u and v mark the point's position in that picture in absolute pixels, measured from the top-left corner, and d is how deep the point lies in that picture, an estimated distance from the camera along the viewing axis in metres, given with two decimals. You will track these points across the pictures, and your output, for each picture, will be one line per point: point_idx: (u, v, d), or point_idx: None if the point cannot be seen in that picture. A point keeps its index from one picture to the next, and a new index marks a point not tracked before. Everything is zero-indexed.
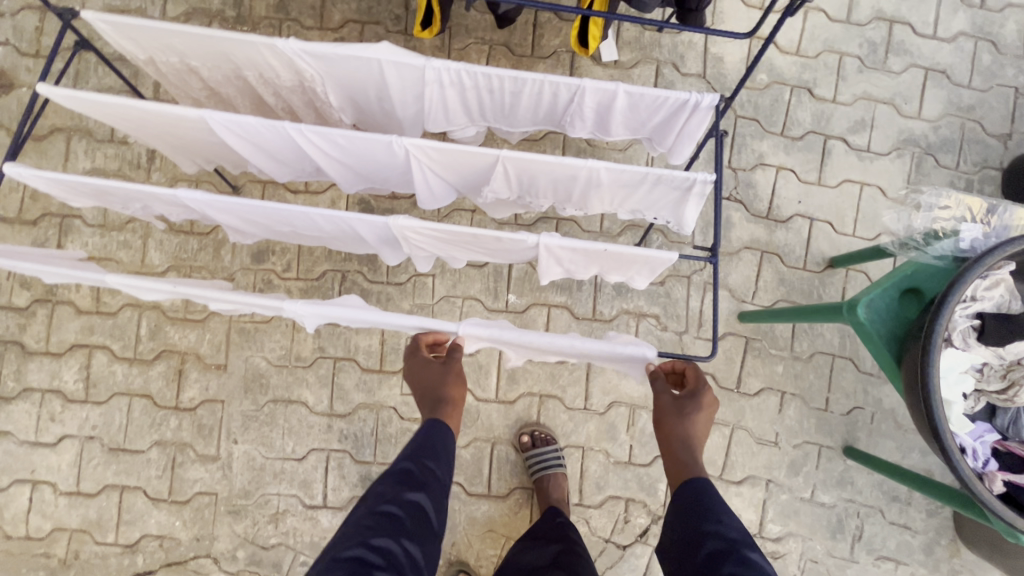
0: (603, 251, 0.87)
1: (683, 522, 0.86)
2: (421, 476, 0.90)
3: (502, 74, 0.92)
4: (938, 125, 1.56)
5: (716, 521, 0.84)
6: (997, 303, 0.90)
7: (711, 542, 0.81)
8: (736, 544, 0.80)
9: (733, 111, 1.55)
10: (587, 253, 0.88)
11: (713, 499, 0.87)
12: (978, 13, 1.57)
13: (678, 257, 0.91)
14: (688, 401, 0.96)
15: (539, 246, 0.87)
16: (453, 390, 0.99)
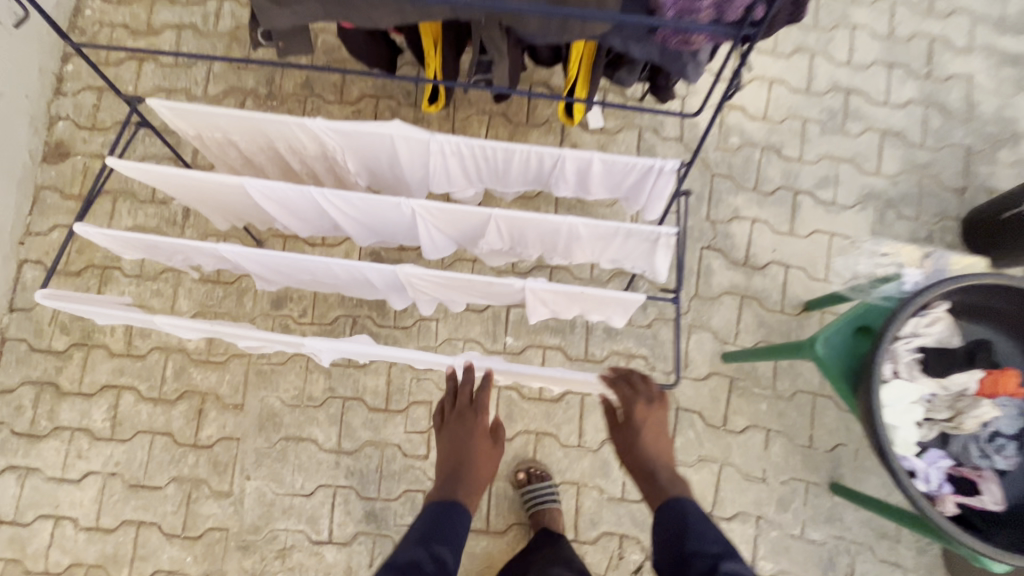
0: (581, 294, 0.99)
1: (673, 537, 0.97)
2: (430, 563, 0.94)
3: (495, 146, 1.08)
4: (897, 181, 1.71)
5: (696, 543, 0.95)
6: (938, 339, 1.01)
7: (696, 561, 0.93)
8: (719, 561, 0.92)
9: (709, 170, 1.72)
10: (568, 295, 1.00)
11: (698, 518, 0.98)
12: (926, 83, 1.76)
13: (647, 297, 1.02)
14: (629, 432, 1.07)
15: (525, 290, 0.99)
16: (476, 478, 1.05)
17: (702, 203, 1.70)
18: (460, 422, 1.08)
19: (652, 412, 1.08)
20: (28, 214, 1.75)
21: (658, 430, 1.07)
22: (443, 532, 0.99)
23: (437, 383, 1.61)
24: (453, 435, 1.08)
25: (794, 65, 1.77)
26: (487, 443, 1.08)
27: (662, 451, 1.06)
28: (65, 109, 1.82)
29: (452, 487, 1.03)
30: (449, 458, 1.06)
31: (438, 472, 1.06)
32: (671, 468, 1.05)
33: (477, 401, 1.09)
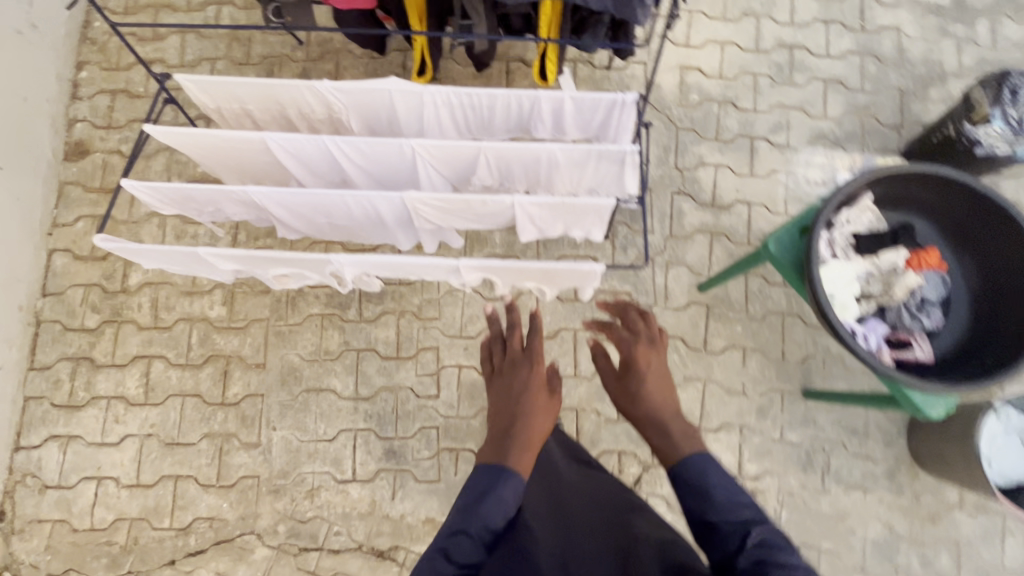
0: (561, 205, 1.16)
1: (699, 497, 0.96)
2: (478, 509, 0.97)
3: (480, 93, 1.26)
4: (841, 122, 1.91)
5: (720, 515, 0.92)
6: (868, 226, 1.18)
7: (727, 527, 0.91)
8: (752, 527, 0.89)
9: (673, 125, 1.91)
10: (551, 208, 1.17)
11: (719, 478, 0.97)
12: (861, 35, 1.97)
13: (617, 205, 1.19)
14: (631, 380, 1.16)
15: (514, 206, 1.16)
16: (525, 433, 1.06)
17: (669, 154, 1.89)
18: (514, 373, 1.18)
19: (656, 356, 1.21)
20: (55, 207, 1.90)
21: (661, 370, 1.18)
22: (495, 491, 0.98)
23: (442, 330, 1.77)
24: (506, 385, 1.16)
25: (742, 28, 1.98)
26: (540, 395, 1.14)
27: (672, 400, 1.13)
28: (82, 111, 1.97)
29: (504, 435, 1.07)
30: (503, 408, 1.11)
31: (491, 417, 1.13)
32: (682, 423, 1.09)
33: (531, 348, 1.20)
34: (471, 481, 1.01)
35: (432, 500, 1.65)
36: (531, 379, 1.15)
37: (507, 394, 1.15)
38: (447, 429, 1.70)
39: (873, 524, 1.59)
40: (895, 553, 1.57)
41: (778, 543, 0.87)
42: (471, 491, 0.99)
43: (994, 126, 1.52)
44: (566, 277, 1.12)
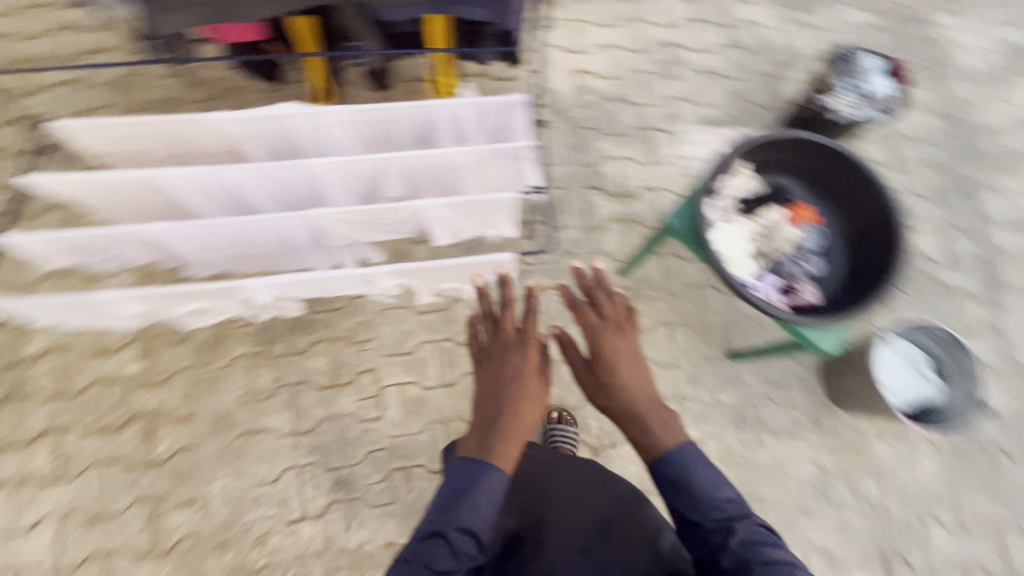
0: (468, 203, 1.20)
1: (685, 496, 1.06)
2: (455, 515, 0.96)
3: (377, 108, 1.29)
4: (723, 108, 2.10)
5: (702, 514, 1.05)
6: (748, 190, 1.31)
7: (712, 524, 1.05)
8: (733, 522, 1.04)
9: (576, 126, 2.03)
10: (459, 207, 1.21)
11: (705, 475, 1.07)
12: (727, 29, 2.18)
13: (521, 197, 1.25)
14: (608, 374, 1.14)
15: (423, 210, 1.19)
16: (514, 422, 1.03)
17: (575, 152, 2.00)
18: (505, 357, 1.10)
19: (627, 341, 1.17)
20: None
21: (637, 356, 1.16)
22: (472, 493, 0.97)
23: (378, 350, 1.75)
24: (493, 370, 1.09)
25: (625, 31, 2.15)
26: (532, 383, 1.07)
27: (649, 387, 1.14)
28: None
29: (489, 426, 1.02)
30: (491, 395, 1.06)
31: (477, 401, 1.06)
32: (661, 413, 1.11)
33: (525, 331, 1.12)
34: (449, 478, 1.00)
35: (389, 524, 1.61)
36: (525, 366, 1.08)
37: (496, 379, 1.08)
38: (395, 449, 1.67)
39: (805, 467, 1.72)
40: (828, 489, 1.70)
41: (758, 537, 1.02)
42: (450, 495, 0.98)
43: (845, 95, 1.73)
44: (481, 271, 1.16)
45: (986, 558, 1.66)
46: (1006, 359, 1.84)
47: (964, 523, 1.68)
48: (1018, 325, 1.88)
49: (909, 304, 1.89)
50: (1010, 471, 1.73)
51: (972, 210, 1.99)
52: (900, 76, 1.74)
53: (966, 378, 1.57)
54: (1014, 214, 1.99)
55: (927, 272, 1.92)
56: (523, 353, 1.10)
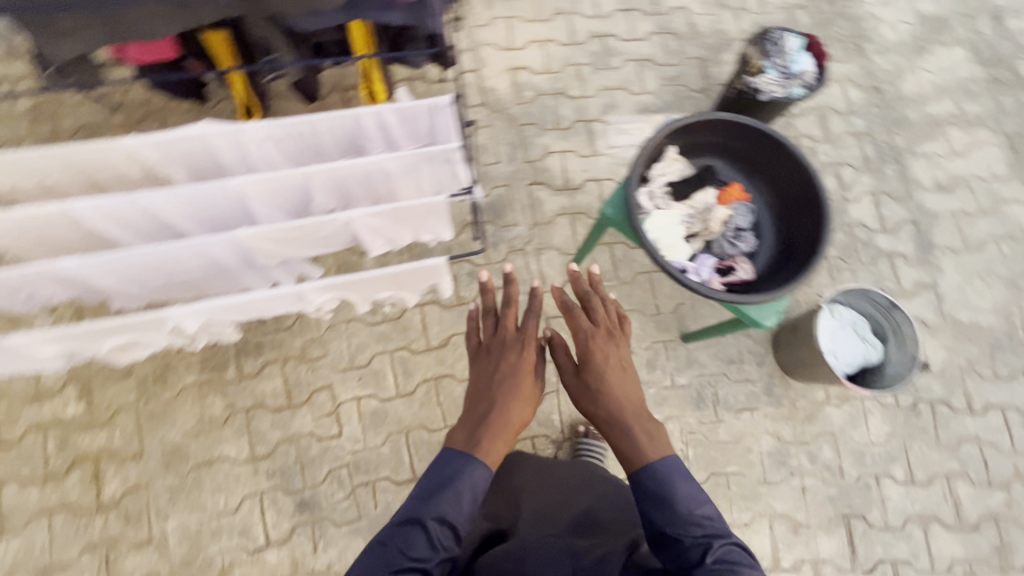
0: (397, 210, 1.18)
1: (664, 508, 1.07)
2: (435, 503, 1.04)
3: (299, 120, 1.26)
4: (659, 94, 2.13)
5: (680, 529, 1.05)
6: (679, 174, 1.33)
7: (689, 539, 1.04)
8: (711, 541, 1.03)
9: (516, 123, 2.03)
10: (388, 216, 1.19)
11: (686, 492, 1.08)
12: (657, 17, 2.22)
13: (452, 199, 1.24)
14: (592, 378, 1.25)
15: (351, 221, 1.17)
16: (503, 418, 1.15)
17: (517, 150, 2.00)
18: (503, 355, 1.23)
19: (614, 348, 1.30)
20: None
21: (622, 365, 1.27)
22: (454, 484, 1.06)
23: (333, 366, 1.72)
24: (491, 366, 1.23)
25: (557, 26, 2.16)
26: (528, 379, 1.20)
27: (633, 397, 1.22)
28: None
29: (480, 419, 1.14)
30: (485, 391, 1.18)
31: (472, 394, 1.20)
32: (641, 421, 1.18)
33: (525, 332, 1.24)
34: (436, 467, 1.08)
35: (358, 541, 1.58)
36: (520, 364, 1.21)
37: (491, 376, 1.21)
38: (358, 464, 1.64)
39: (764, 439, 1.76)
40: (788, 459, 1.74)
41: (733, 556, 1.02)
42: (435, 482, 1.07)
43: (770, 75, 1.78)
44: (416, 278, 1.14)
45: (939, 508, 1.73)
46: (942, 315, 1.93)
47: (916, 476, 1.75)
48: (951, 282, 1.97)
49: (849, 272, 1.96)
50: (954, 422, 1.81)
51: (900, 177, 2.08)
52: (819, 51, 1.79)
53: (904, 341, 1.62)
54: (941, 177, 2.08)
55: (864, 240, 1.99)
56: (521, 355, 1.23)
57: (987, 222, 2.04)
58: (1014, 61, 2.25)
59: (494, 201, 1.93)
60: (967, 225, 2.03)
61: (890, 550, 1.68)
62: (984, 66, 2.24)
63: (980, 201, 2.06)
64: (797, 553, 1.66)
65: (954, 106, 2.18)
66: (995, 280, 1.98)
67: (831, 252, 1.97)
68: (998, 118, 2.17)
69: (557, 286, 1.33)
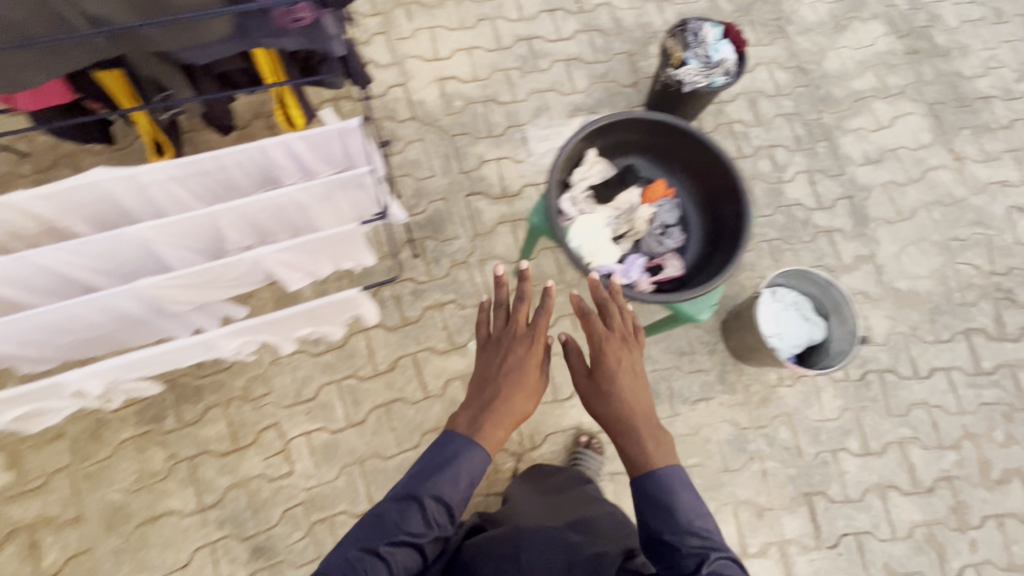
0: (308, 243, 1.14)
1: (665, 516, 0.96)
2: (432, 484, 1.01)
3: (201, 158, 1.21)
4: (590, 92, 2.12)
5: (678, 536, 0.95)
6: (600, 176, 1.33)
7: (686, 547, 0.94)
8: (707, 552, 0.92)
9: (448, 134, 2.00)
10: (299, 249, 1.14)
11: (688, 499, 0.98)
12: (581, 16, 2.21)
13: (366, 226, 1.19)
14: (601, 380, 1.11)
15: (259, 259, 1.11)
16: (507, 408, 1.09)
17: (451, 161, 1.97)
18: (511, 346, 1.17)
19: (629, 352, 1.14)
20: None
21: (634, 370, 1.12)
22: (454, 465, 1.03)
23: (278, 403, 1.66)
24: (498, 356, 1.17)
25: (481, 32, 2.14)
26: (535, 372, 1.15)
27: (645, 404, 1.08)
28: None
29: (483, 408, 1.09)
30: (490, 377, 1.13)
31: (477, 383, 1.14)
32: (654, 430, 1.05)
33: (535, 326, 1.17)
34: (436, 446, 1.05)
35: None
36: (528, 357, 1.15)
37: (497, 365, 1.15)
38: (312, 501, 1.59)
39: (722, 427, 1.77)
40: (746, 444, 1.75)
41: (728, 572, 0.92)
42: (434, 463, 1.03)
43: (691, 66, 1.78)
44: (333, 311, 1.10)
45: (895, 475, 1.76)
46: (882, 286, 1.98)
47: (871, 447, 1.79)
48: (888, 252, 2.01)
49: (790, 252, 1.98)
50: (902, 389, 1.85)
51: (832, 153, 2.11)
52: (739, 38, 1.79)
53: (844, 315, 1.64)
54: (870, 150, 2.12)
55: (802, 219, 2.02)
56: (531, 348, 1.16)
57: (917, 190, 2.09)
58: (929, 31, 2.31)
59: (432, 216, 1.89)
60: (899, 194, 2.08)
61: (852, 522, 1.71)
62: (901, 38, 2.30)
63: (909, 170, 2.11)
64: (763, 538, 1.68)
65: (876, 80, 2.23)
66: (929, 245, 2.03)
67: (771, 234, 1.99)
68: (919, 88, 2.23)
69: (577, 293, 1.21)
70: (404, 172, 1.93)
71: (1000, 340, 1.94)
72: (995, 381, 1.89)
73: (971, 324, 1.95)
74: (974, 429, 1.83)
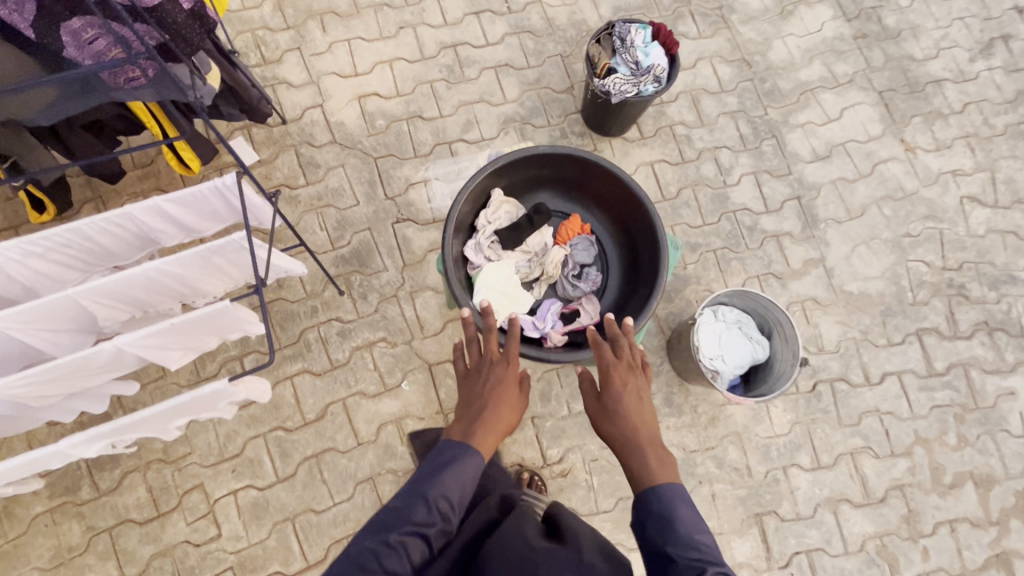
0: (174, 326, 1.02)
1: (667, 532, 0.88)
2: (432, 477, 0.93)
3: (58, 231, 1.08)
4: (522, 101, 1.98)
5: (676, 546, 0.86)
6: (508, 219, 1.26)
7: (681, 558, 0.85)
8: (705, 566, 0.83)
9: (371, 157, 1.87)
10: (167, 332, 1.03)
11: (687, 514, 0.90)
12: (510, 16, 2.05)
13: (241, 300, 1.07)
14: (609, 401, 1.06)
15: (119, 348, 0.99)
16: (493, 419, 1.01)
17: (376, 187, 1.84)
18: (488, 367, 1.08)
19: (636, 378, 1.08)
20: None
21: (640, 395, 1.06)
22: (453, 463, 0.95)
23: (201, 462, 1.57)
24: (479, 380, 1.08)
25: (403, 42, 1.99)
26: (516, 388, 1.06)
27: (653, 427, 1.03)
28: None
29: (469, 425, 1.00)
30: (473, 396, 1.05)
31: (459, 409, 1.04)
32: (662, 450, 0.99)
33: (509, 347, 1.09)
34: (432, 453, 0.97)
35: None
36: (508, 372, 1.07)
37: (478, 388, 1.06)
38: (243, 563, 1.52)
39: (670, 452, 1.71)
40: (695, 467, 1.71)
41: None
42: (435, 466, 0.95)
43: (619, 74, 1.68)
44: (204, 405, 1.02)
45: (847, 488, 1.73)
46: (833, 290, 1.90)
47: (822, 460, 1.74)
48: (838, 254, 1.93)
49: (737, 261, 1.89)
50: (853, 398, 1.80)
51: (778, 152, 2.01)
52: (670, 39, 1.66)
53: (787, 334, 1.57)
54: (818, 146, 2.03)
55: (749, 224, 1.93)
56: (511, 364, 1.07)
57: (867, 186, 2.00)
58: (878, 12, 2.19)
59: (357, 248, 1.78)
60: (848, 192, 1.99)
61: (804, 540, 1.68)
62: (850, 22, 2.18)
63: (858, 165, 2.02)
64: None
65: (824, 69, 2.12)
66: (881, 244, 1.96)
67: (717, 243, 1.90)
68: (868, 75, 2.12)
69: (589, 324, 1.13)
70: (325, 203, 1.81)
71: (952, 339, 1.89)
72: (947, 382, 1.84)
73: (923, 324, 1.89)
74: (925, 434, 1.79)
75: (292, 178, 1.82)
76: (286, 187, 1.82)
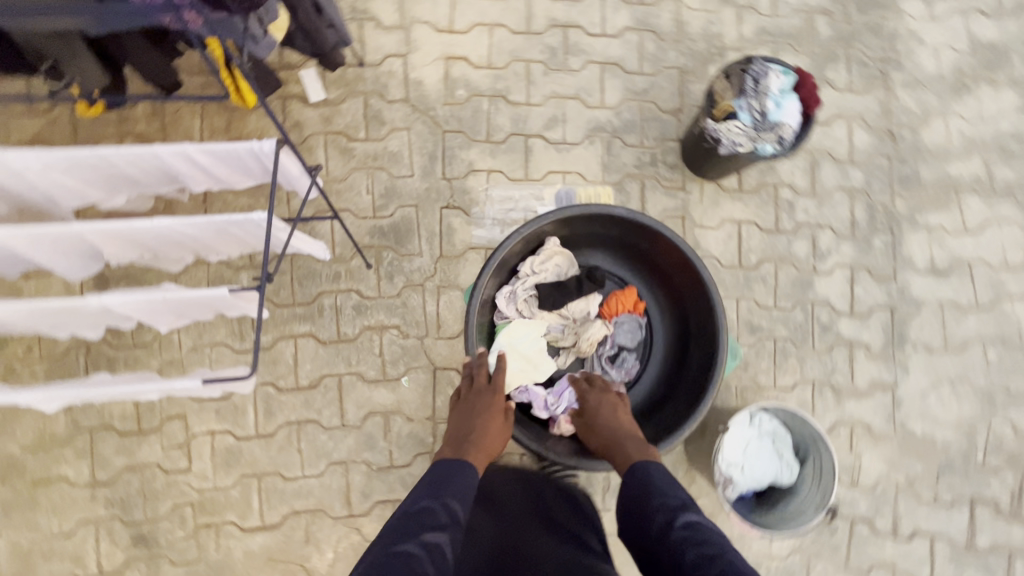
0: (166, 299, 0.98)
1: (642, 496, 0.93)
2: (445, 492, 0.92)
3: (82, 153, 0.98)
4: (619, 111, 1.74)
5: (658, 496, 0.91)
6: (556, 273, 1.20)
7: (659, 514, 0.88)
8: (677, 513, 0.87)
9: (440, 128, 1.71)
10: (156, 302, 0.98)
11: (660, 477, 0.95)
12: (639, 8, 1.78)
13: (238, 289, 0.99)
14: (590, 422, 1.12)
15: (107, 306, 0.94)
16: (482, 440, 1.06)
17: (435, 163, 1.69)
18: (478, 398, 1.12)
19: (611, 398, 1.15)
20: None
21: (615, 408, 1.13)
22: (459, 480, 0.95)
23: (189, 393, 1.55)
24: (469, 408, 1.11)
25: (511, 6, 1.76)
26: (500, 416, 1.11)
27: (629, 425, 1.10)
28: None
29: (461, 450, 1.04)
30: (464, 426, 1.09)
31: (447, 437, 1.07)
32: (638, 440, 1.06)
33: (497, 378, 1.13)
34: (427, 474, 0.97)
35: None
36: (494, 400, 1.11)
37: (469, 416, 1.10)
38: (204, 504, 1.53)
39: None
40: None
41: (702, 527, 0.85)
42: (436, 478, 0.95)
43: (737, 121, 1.43)
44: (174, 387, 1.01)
45: None
46: (892, 424, 1.67)
47: None
48: (915, 386, 1.68)
49: (796, 359, 1.67)
50: (871, 545, 1.61)
51: (889, 251, 1.72)
52: (813, 95, 1.39)
53: (823, 466, 1.38)
54: (939, 257, 1.73)
55: (824, 322, 1.69)
56: (498, 395, 1.12)
57: (979, 320, 1.71)
58: None
59: (397, 223, 1.66)
60: (954, 320, 1.71)
61: None
62: None
63: (978, 294, 1.72)
64: None
65: (982, 168, 1.77)
66: (968, 390, 1.69)
67: (781, 333, 1.68)
68: None
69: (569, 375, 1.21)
70: (378, 164, 1.68)
71: (1008, 520, 1.65)
72: (983, 564, 1.62)
73: (982, 492, 1.65)
74: None
75: (353, 128, 1.69)
76: (344, 136, 1.69)
